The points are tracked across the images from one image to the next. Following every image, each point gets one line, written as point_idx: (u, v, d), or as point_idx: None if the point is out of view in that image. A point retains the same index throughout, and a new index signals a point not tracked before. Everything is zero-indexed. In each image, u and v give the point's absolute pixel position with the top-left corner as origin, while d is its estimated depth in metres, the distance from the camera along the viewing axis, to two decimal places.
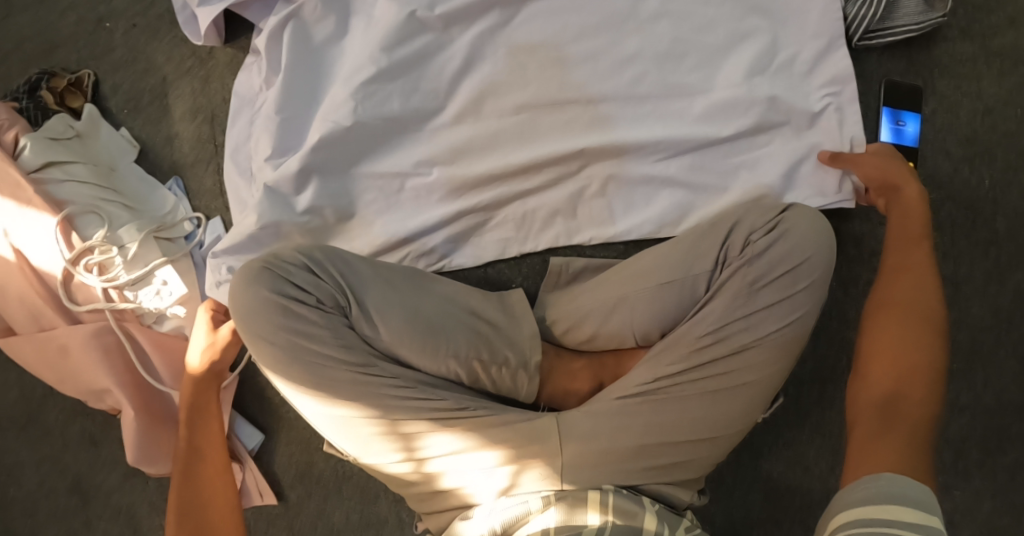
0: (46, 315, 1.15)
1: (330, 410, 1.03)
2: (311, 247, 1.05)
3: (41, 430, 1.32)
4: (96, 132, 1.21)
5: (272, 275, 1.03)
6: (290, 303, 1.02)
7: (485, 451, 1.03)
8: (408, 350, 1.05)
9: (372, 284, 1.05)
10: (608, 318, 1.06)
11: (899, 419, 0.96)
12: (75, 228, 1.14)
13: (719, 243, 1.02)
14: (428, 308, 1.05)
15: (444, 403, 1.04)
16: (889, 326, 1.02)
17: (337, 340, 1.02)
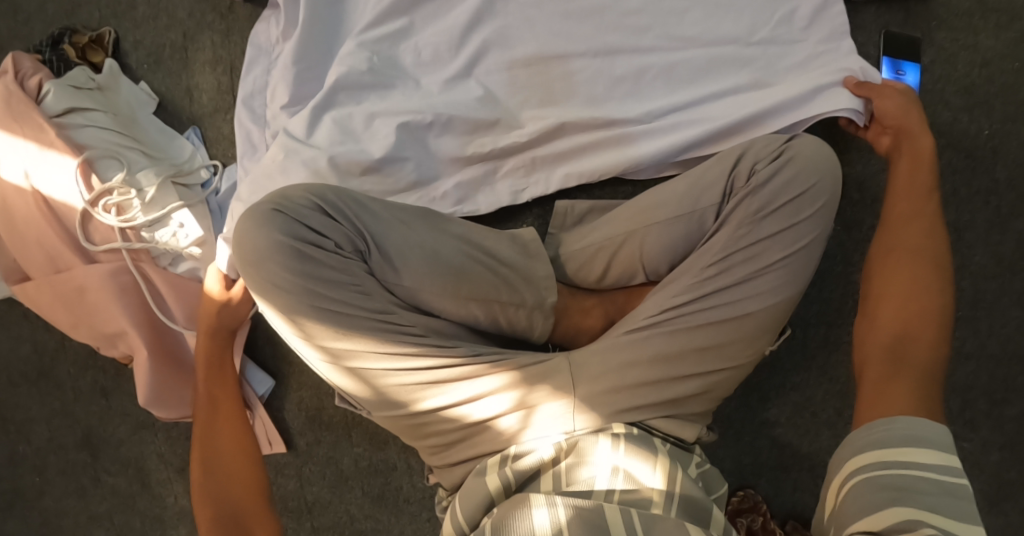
0: (64, 257, 1.17)
1: (346, 357, 1.04)
2: (323, 188, 1.05)
3: (52, 385, 1.32)
4: (117, 85, 1.24)
5: (285, 218, 1.03)
6: (304, 247, 1.02)
7: (504, 393, 1.03)
8: (427, 293, 1.06)
9: (387, 227, 1.07)
10: (617, 252, 1.10)
11: (910, 364, 0.95)
12: (94, 171, 1.17)
13: (725, 175, 1.06)
14: (445, 249, 1.07)
15: (459, 349, 1.06)
16: (896, 271, 1.01)
17: (353, 283, 1.03)
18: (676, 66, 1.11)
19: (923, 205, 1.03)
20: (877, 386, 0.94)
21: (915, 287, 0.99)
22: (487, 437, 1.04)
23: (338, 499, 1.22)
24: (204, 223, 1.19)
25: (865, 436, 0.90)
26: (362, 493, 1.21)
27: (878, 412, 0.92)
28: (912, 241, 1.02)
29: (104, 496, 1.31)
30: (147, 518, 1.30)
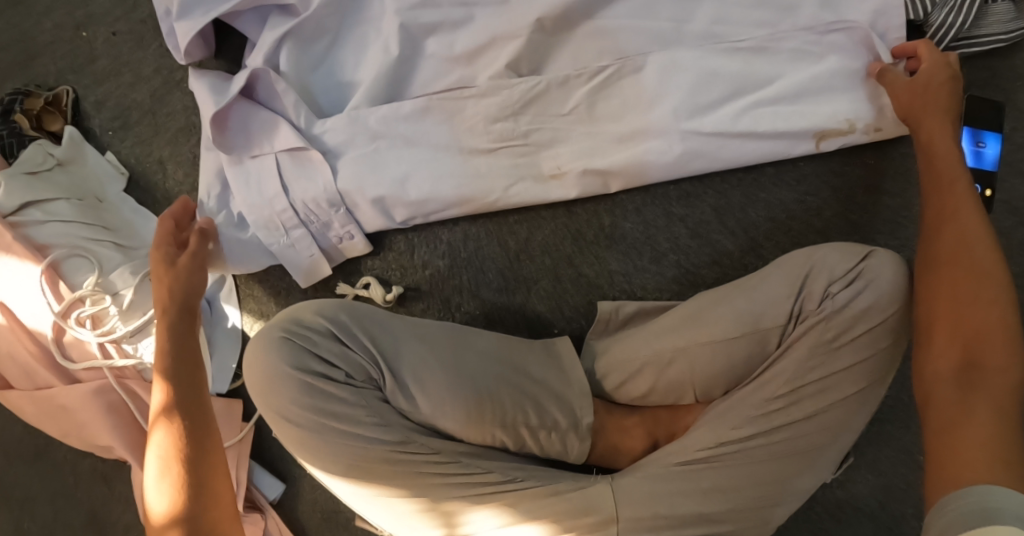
0: (40, 374, 1.06)
1: (358, 491, 0.88)
2: (336, 306, 0.89)
3: (49, 466, 1.24)
4: (81, 156, 1.11)
5: (294, 346, 0.87)
6: (315, 379, 0.86)
7: (527, 526, 0.90)
8: (449, 421, 0.89)
9: (406, 345, 0.89)
10: (664, 372, 0.96)
11: (981, 394, 0.79)
12: (62, 276, 1.05)
13: (792, 299, 0.93)
14: (470, 367, 0.90)
15: (488, 476, 0.90)
16: (946, 290, 0.84)
17: (372, 418, 0.87)
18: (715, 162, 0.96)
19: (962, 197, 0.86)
20: (944, 432, 0.79)
21: (966, 298, 0.83)
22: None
23: None
24: None
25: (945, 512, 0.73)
26: None
27: (957, 484, 0.75)
28: (957, 245, 0.85)
29: None
30: None
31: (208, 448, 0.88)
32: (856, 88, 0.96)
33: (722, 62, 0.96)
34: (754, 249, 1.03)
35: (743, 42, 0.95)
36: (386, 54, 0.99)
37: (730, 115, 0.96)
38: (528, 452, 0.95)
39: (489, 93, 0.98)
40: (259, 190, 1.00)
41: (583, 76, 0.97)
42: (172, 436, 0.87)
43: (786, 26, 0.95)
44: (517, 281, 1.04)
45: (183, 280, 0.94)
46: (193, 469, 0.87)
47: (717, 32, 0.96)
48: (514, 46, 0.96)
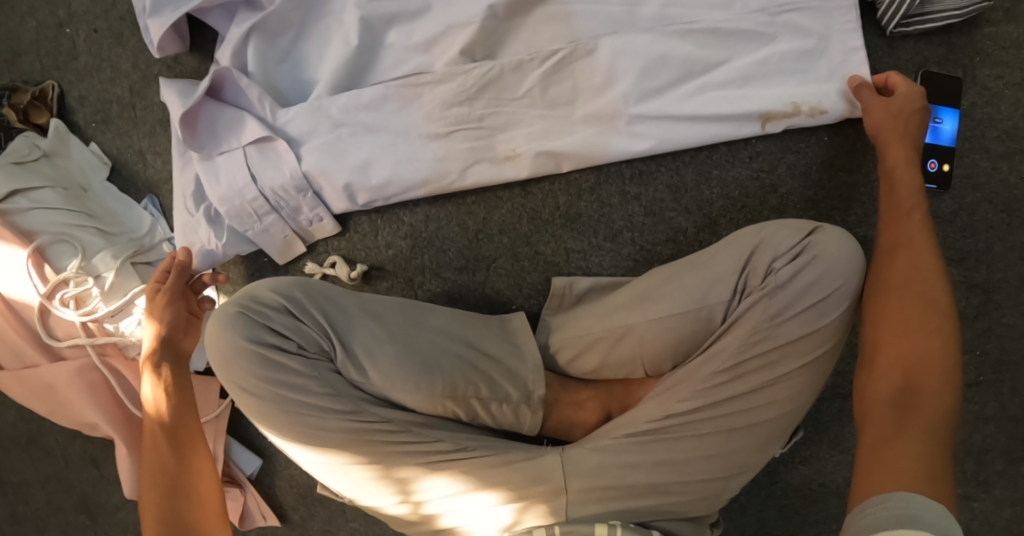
0: (27, 353, 1.12)
1: (317, 457, 0.91)
2: (289, 281, 0.90)
3: (42, 451, 1.27)
4: (66, 149, 1.17)
5: (249, 321, 0.89)
6: (270, 352, 0.88)
7: (480, 493, 0.93)
8: (401, 392, 0.92)
9: (357, 320, 0.92)
10: (614, 349, 0.97)
11: (914, 416, 0.84)
12: (48, 260, 1.10)
13: (738, 272, 0.93)
14: (419, 342, 0.93)
15: (439, 445, 0.93)
16: (888, 309, 0.89)
17: (323, 388, 0.89)
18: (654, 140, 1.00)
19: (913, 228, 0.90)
20: (875, 444, 0.83)
21: (910, 323, 0.87)
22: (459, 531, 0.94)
23: None
24: None
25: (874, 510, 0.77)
26: None
27: (876, 495, 0.79)
28: (906, 272, 0.89)
29: None
30: None
31: (192, 467, 0.98)
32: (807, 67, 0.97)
33: (673, 45, 0.97)
34: (709, 227, 1.05)
35: (695, 24, 0.97)
36: (347, 45, 1.01)
37: (681, 97, 0.98)
38: (484, 424, 0.98)
39: (445, 81, 1.00)
40: (227, 181, 1.03)
41: (535, 59, 0.99)
42: (159, 458, 0.97)
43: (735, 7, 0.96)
44: (477, 259, 1.06)
45: (159, 314, 1.00)
46: (176, 487, 0.96)
47: (668, 14, 0.97)
48: (468, 33, 0.98)
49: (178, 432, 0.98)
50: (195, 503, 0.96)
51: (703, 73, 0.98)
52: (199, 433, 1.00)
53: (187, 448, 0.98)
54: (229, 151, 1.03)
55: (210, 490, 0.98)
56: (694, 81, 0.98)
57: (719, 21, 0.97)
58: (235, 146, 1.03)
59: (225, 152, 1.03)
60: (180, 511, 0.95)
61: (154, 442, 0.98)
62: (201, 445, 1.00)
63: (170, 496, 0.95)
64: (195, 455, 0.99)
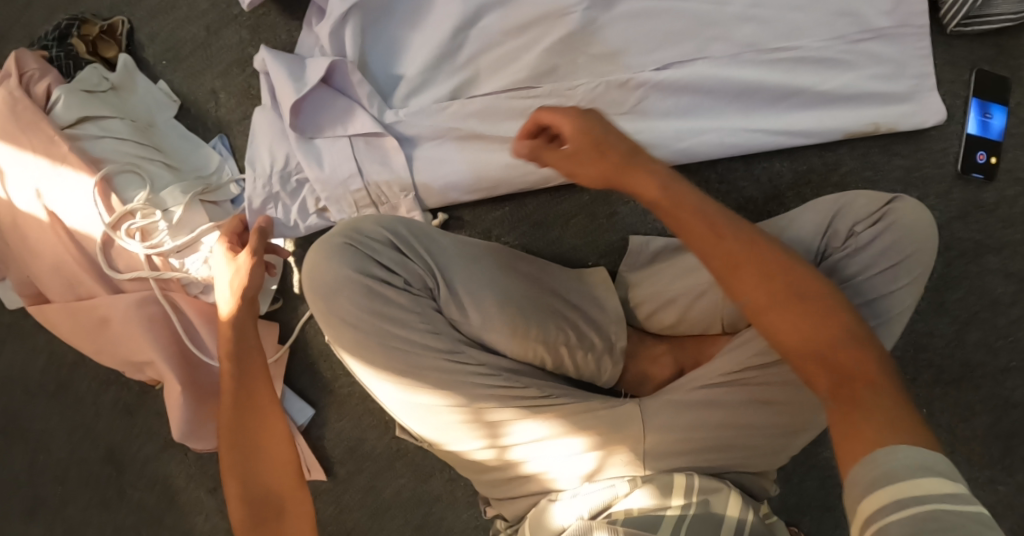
0: (84, 284, 1.09)
1: (409, 397, 0.92)
2: (395, 218, 0.93)
3: (71, 398, 1.22)
4: (132, 84, 1.15)
5: (355, 252, 0.90)
6: (375, 284, 0.90)
7: (568, 438, 0.95)
8: (497, 335, 0.93)
9: (458, 261, 0.94)
10: (693, 304, 0.99)
11: (858, 395, 0.75)
12: (114, 190, 1.08)
13: (818, 236, 0.98)
14: (513, 288, 0.94)
15: (526, 391, 0.94)
16: (772, 285, 0.82)
17: (424, 325, 0.91)
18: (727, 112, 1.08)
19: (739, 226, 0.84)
20: (855, 428, 0.73)
21: (781, 300, 0.81)
22: (541, 477, 0.95)
23: (377, 526, 1.17)
24: None
25: (867, 472, 0.70)
26: (404, 521, 1.16)
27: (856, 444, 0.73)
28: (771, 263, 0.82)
29: (130, 510, 1.22)
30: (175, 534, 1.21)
31: (262, 433, 0.88)
32: (876, 80, 1.07)
33: (759, 64, 1.06)
34: (777, 197, 1.12)
35: (783, 52, 1.06)
36: (444, 23, 1.05)
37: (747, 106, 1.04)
38: (563, 374, 1.00)
39: (545, 70, 1.05)
40: (331, 168, 1.05)
41: (631, 50, 1.05)
42: (225, 426, 0.87)
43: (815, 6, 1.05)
44: (556, 215, 1.09)
45: (249, 271, 0.93)
46: (244, 456, 0.87)
47: (754, 12, 1.05)
48: (565, 22, 1.03)
49: (245, 388, 0.89)
50: (267, 471, 0.87)
51: (791, 93, 1.07)
52: (268, 392, 0.90)
53: (252, 405, 0.89)
54: (333, 138, 1.05)
55: (282, 453, 0.88)
56: (790, 100, 1.08)
57: (800, 21, 1.05)
58: (341, 134, 1.04)
59: (329, 138, 1.05)
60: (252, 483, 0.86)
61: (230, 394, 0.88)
62: (271, 403, 0.90)
63: (239, 467, 0.86)
64: (265, 412, 0.89)
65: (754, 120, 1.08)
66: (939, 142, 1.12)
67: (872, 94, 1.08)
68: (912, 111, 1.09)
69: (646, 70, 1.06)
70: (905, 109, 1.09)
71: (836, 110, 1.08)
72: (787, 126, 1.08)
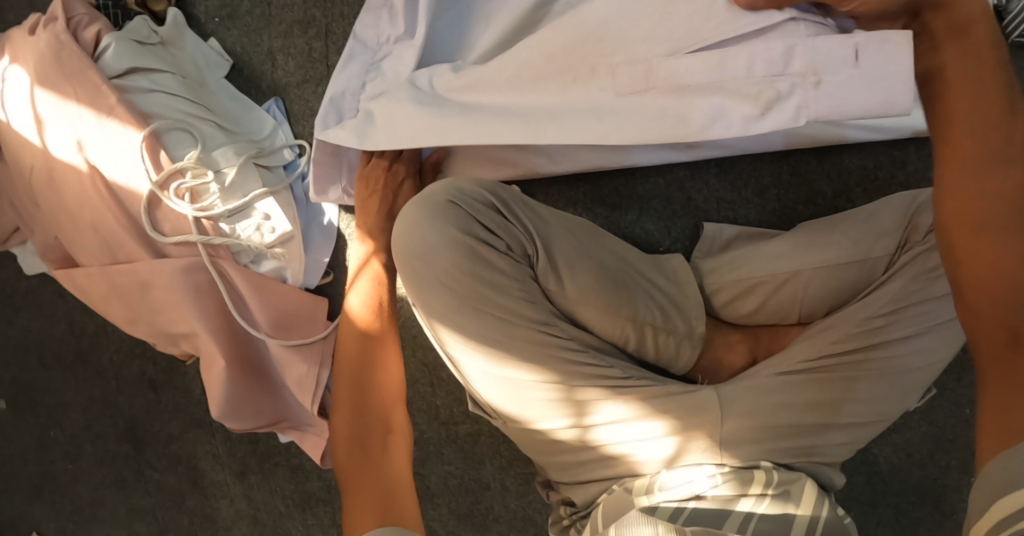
0: (123, 246, 1.01)
1: (496, 369, 0.89)
2: (497, 182, 0.91)
3: (90, 370, 1.17)
4: (181, 41, 1.09)
5: (459, 212, 0.88)
6: (479, 246, 0.87)
7: (649, 422, 0.92)
8: (591, 309, 0.91)
9: (559, 230, 0.91)
10: (776, 292, 1.00)
11: None
12: (163, 146, 1.01)
13: (900, 225, 0.97)
14: (611, 263, 0.93)
15: (612, 371, 0.92)
16: (1001, 180, 0.74)
17: (522, 293, 0.88)
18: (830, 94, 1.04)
19: (1005, 175, 0.74)
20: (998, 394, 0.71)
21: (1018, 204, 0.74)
22: (629, 460, 0.92)
23: (420, 514, 1.14)
24: (290, 214, 1.05)
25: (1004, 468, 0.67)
26: (448, 509, 1.13)
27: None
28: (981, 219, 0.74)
29: (147, 491, 1.17)
30: (196, 518, 1.17)
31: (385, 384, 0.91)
32: None
33: None
34: (846, 193, 1.09)
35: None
36: None
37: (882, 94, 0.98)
38: (638, 357, 0.98)
39: None
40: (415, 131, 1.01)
41: None
42: (348, 372, 0.92)
43: None
44: (631, 198, 1.07)
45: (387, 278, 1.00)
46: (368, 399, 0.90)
47: None
48: None
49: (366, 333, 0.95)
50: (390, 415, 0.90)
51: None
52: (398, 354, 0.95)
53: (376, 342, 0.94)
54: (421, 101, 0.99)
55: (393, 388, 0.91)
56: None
57: None
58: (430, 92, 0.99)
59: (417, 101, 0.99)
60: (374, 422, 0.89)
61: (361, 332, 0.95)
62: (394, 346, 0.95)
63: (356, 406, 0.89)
64: (386, 353, 0.93)
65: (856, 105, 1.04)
66: None
67: None
68: None
69: None
70: None
71: None
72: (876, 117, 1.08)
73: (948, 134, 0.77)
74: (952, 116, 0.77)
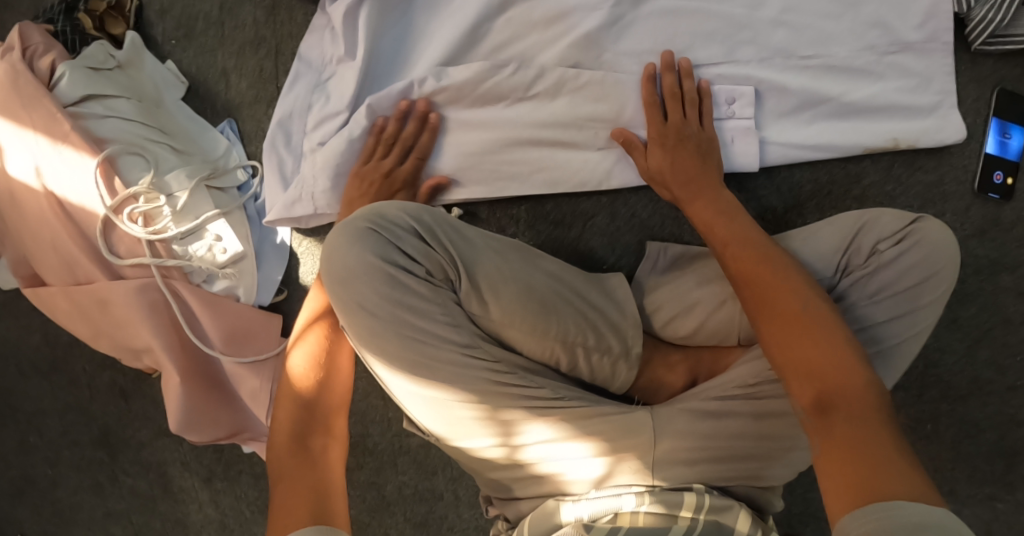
0: (81, 267, 1.05)
1: (420, 389, 0.91)
2: (421, 207, 0.92)
3: (65, 379, 1.22)
4: (140, 62, 1.11)
5: (379, 239, 0.90)
6: (396, 272, 0.90)
7: (574, 442, 0.93)
8: (517, 331, 0.94)
9: (484, 255, 0.94)
10: (715, 313, 0.99)
11: (854, 415, 0.77)
12: (116, 172, 1.04)
13: (840, 252, 0.97)
14: (538, 284, 0.95)
15: (541, 392, 0.94)
16: (778, 282, 0.86)
17: (444, 317, 0.91)
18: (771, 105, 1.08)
19: (781, 273, 0.87)
20: (832, 457, 0.76)
21: (796, 301, 0.85)
22: (556, 479, 0.93)
23: (377, 522, 1.16)
24: (242, 233, 1.08)
25: (857, 527, 0.71)
26: (403, 518, 1.16)
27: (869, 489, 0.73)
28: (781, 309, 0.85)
29: (122, 495, 1.23)
30: (168, 521, 1.22)
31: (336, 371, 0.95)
32: (900, 95, 1.08)
33: (786, 68, 1.08)
34: (797, 208, 1.11)
35: (811, 59, 1.07)
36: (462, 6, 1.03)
37: (785, 124, 1.08)
38: (576, 377, 1.00)
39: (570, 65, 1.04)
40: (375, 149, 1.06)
41: (659, 48, 1.06)
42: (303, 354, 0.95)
43: (847, 19, 1.07)
44: (575, 214, 1.07)
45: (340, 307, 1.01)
46: (312, 380, 0.93)
47: (786, 18, 1.07)
48: (594, 16, 1.03)
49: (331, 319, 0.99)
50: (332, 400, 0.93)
51: (816, 101, 1.07)
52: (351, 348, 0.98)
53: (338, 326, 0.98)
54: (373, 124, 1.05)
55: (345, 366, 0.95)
56: (799, 111, 1.08)
57: (832, 30, 1.07)
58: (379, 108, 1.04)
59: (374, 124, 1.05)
60: (314, 402, 0.91)
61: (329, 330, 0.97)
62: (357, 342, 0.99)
63: (302, 383, 0.92)
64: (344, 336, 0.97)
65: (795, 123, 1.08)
66: (959, 159, 1.11)
67: (897, 107, 1.08)
68: (938, 123, 1.09)
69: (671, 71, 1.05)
70: (929, 122, 1.09)
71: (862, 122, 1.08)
72: (827, 131, 1.08)
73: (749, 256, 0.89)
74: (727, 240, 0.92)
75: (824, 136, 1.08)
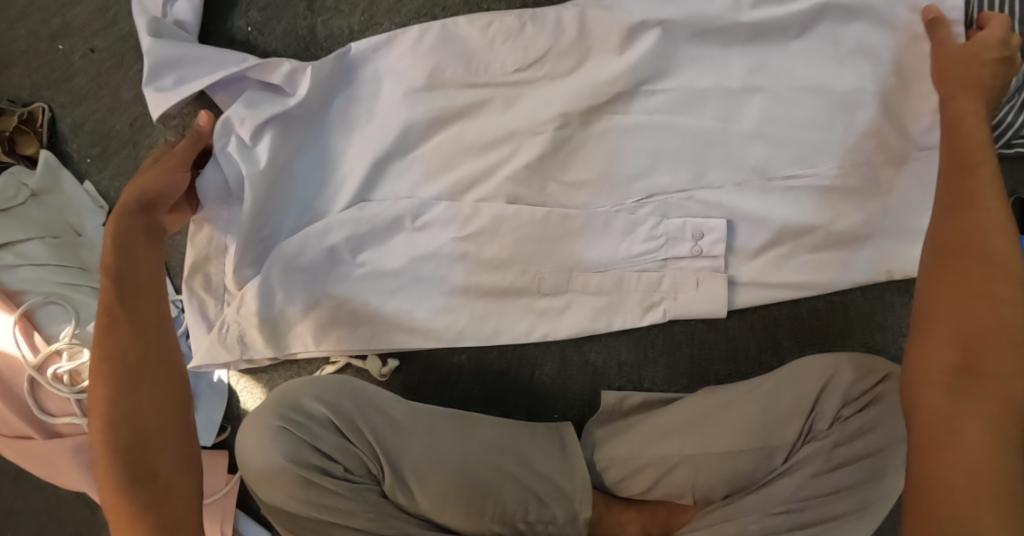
0: (16, 423, 1.00)
1: None
2: (337, 396, 0.88)
3: (33, 484, 1.22)
4: (57, 185, 1.03)
5: (293, 441, 0.85)
6: (310, 474, 0.85)
7: None
8: (448, 516, 0.88)
9: (409, 442, 0.89)
10: (667, 474, 0.92)
11: (986, 396, 0.70)
12: (36, 325, 0.99)
13: (801, 417, 0.89)
14: (470, 463, 0.89)
15: None
16: (982, 221, 0.75)
17: (364, 513, 0.85)
18: (746, 235, 0.93)
19: (1002, 241, 0.74)
20: (933, 443, 0.70)
21: (994, 261, 0.74)
22: None
23: None
24: None
25: None
26: None
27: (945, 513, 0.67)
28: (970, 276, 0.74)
29: None
30: None
31: (161, 415, 0.78)
32: (901, 214, 0.92)
33: (765, 192, 0.92)
34: (772, 347, 0.98)
35: (798, 180, 0.92)
36: (386, 131, 0.93)
37: (758, 265, 0.94)
38: None
39: (513, 196, 0.92)
40: (301, 290, 0.94)
41: (614, 174, 0.92)
42: (124, 399, 0.77)
43: (841, 127, 0.91)
44: (520, 362, 1.00)
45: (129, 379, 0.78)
46: (142, 415, 0.77)
47: (766, 132, 0.91)
48: (537, 141, 0.91)
49: (135, 371, 0.78)
50: (163, 452, 0.78)
51: (798, 234, 0.93)
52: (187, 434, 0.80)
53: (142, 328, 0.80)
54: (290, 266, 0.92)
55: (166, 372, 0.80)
56: (777, 246, 0.94)
57: (821, 142, 0.91)
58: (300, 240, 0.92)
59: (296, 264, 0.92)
60: (147, 467, 0.76)
61: (122, 429, 0.77)
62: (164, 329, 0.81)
63: (133, 426, 0.77)
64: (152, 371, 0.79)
65: (777, 260, 0.94)
66: None
67: (898, 226, 0.93)
68: None
69: (627, 202, 0.93)
70: None
71: (855, 252, 0.94)
72: (816, 262, 0.94)
73: (960, 217, 0.77)
74: (954, 198, 0.78)
75: (807, 271, 0.94)
